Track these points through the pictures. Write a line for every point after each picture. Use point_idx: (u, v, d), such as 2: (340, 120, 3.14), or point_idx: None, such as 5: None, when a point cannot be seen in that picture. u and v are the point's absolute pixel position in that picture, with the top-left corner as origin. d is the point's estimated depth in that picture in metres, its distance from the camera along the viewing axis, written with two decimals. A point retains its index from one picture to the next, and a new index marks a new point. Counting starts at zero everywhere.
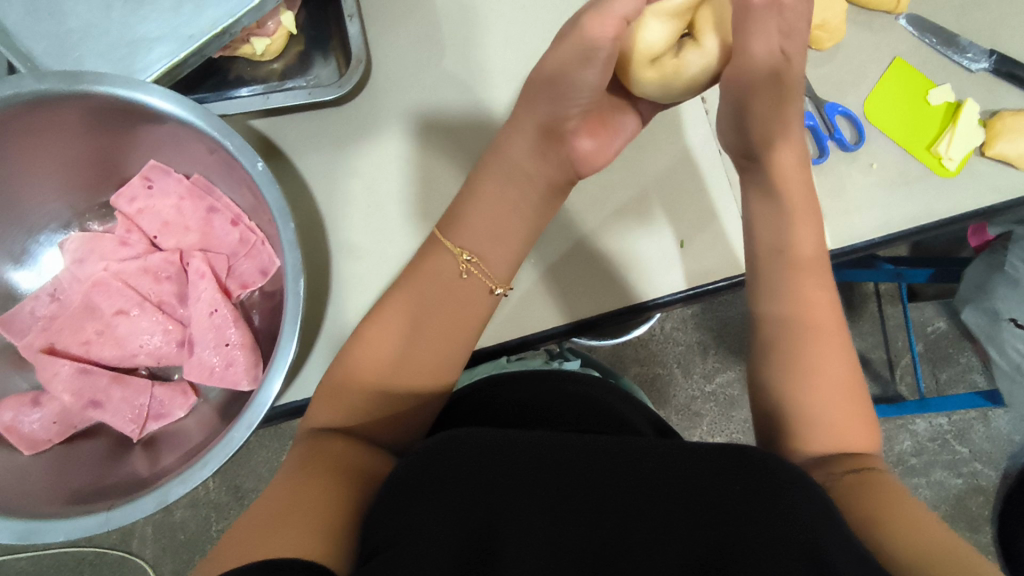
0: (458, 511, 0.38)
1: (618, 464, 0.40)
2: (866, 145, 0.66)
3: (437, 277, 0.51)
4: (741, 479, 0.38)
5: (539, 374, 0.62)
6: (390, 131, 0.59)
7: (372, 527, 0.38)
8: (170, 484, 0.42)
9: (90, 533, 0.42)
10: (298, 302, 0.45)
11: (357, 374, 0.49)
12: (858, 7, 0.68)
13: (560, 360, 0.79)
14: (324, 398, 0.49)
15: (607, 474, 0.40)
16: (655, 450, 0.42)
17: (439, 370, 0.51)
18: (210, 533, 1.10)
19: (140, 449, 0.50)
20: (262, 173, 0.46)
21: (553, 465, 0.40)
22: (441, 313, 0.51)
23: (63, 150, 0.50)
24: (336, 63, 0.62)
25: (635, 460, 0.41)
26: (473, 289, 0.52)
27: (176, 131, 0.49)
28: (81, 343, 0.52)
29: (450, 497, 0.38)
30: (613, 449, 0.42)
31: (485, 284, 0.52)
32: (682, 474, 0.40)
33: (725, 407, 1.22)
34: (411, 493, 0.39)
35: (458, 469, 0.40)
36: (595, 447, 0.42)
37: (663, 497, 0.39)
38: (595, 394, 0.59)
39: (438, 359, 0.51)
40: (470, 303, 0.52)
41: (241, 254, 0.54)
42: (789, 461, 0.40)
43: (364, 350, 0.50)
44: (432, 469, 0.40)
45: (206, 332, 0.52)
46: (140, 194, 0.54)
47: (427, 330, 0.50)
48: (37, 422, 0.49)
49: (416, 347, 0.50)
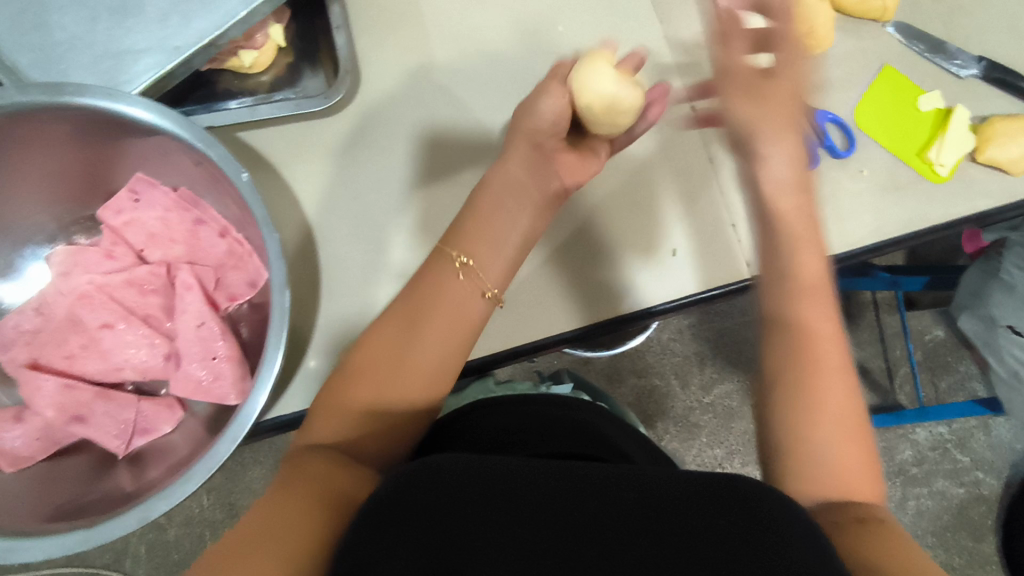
0: (438, 537, 0.37)
1: (602, 491, 0.40)
2: (857, 152, 0.66)
3: (434, 281, 0.50)
4: (726, 513, 0.38)
5: (528, 399, 0.61)
6: (378, 142, 0.59)
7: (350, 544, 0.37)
8: (152, 500, 0.41)
9: (69, 551, 0.40)
10: (283, 313, 0.44)
11: (350, 389, 0.48)
12: (845, 15, 0.69)
13: (552, 384, 0.79)
14: (318, 413, 0.48)
15: (590, 501, 0.40)
16: (641, 481, 0.41)
17: (433, 380, 0.49)
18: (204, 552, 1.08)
19: (125, 465, 0.50)
20: (247, 183, 0.46)
21: (535, 490, 0.40)
22: (438, 316, 0.49)
23: (47, 161, 0.50)
24: (325, 75, 0.62)
25: (618, 488, 0.41)
26: (469, 289, 0.50)
27: (161, 143, 0.48)
28: (64, 357, 0.52)
29: (429, 520, 0.38)
30: (596, 476, 0.42)
31: (480, 287, 0.51)
32: (667, 506, 0.39)
33: (723, 418, 1.22)
34: (391, 514, 0.38)
35: (440, 492, 0.39)
36: (579, 475, 0.42)
37: (646, 524, 0.38)
38: (583, 418, 0.60)
39: (435, 366, 0.49)
40: (462, 307, 0.50)
41: (229, 266, 0.53)
42: (777, 492, 0.40)
43: (361, 363, 0.49)
44: (413, 491, 0.40)
45: (193, 346, 0.51)
46: (126, 206, 0.53)
47: (425, 332, 0.49)
48: (19, 439, 0.48)
49: (411, 354, 0.49)
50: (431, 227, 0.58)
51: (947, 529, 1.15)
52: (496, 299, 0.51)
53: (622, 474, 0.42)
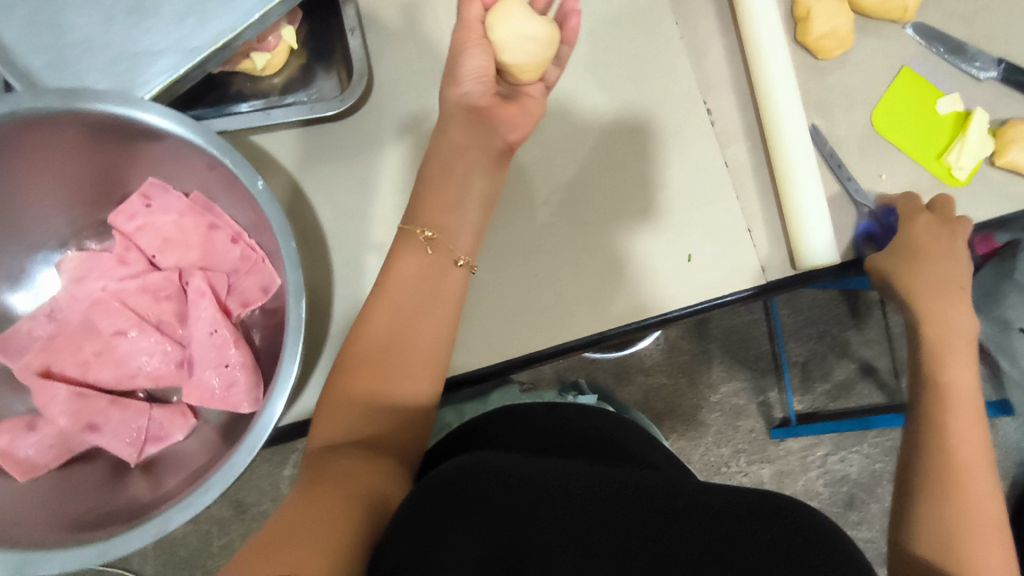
0: (485, 532, 0.37)
1: (645, 500, 0.40)
2: (874, 156, 0.65)
3: (415, 265, 0.51)
4: (776, 527, 0.38)
5: (551, 408, 0.62)
6: (391, 144, 0.58)
7: (390, 546, 0.37)
8: (170, 512, 0.41)
9: (88, 564, 0.40)
10: (300, 322, 0.44)
11: (351, 381, 0.48)
12: (863, 16, 0.68)
13: (574, 393, 0.79)
14: (327, 409, 0.48)
15: (634, 509, 0.39)
16: (685, 490, 0.41)
17: (427, 362, 0.50)
18: (212, 549, 1.08)
19: (140, 473, 0.49)
20: (262, 191, 0.45)
21: (576, 496, 0.40)
22: (419, 297, 0.50)
23: (58, 167, 0.49)
24: (338, 77, 0.61)
25: (664, 498, 0.40)
26: (437, 264, 0.51)
27: (175, 150, 0.48)
28: (79, 364, 0.51)
29: (467, 520, 0.38)
30: (641, 485, 0.41)
31: (449, 257, 0.51)
32: (714, 515, 0.39)
33: (731, 417, 1.21)
34: (431, 516, 0.38)
35: (480, 495, 0.39)
36: (619, 483, 0.41)
37: (691, 531, 0.38)
38: (608, 428, 0.60)
39: (427, 342, 0.50)
40: (440, 279, 0.50)
41: (242, 271, 0.53)
42: (823, 516, 0.40)
43: (354, 356, 0.49)
44: (455, 495, 0.39)
45: (207, 352, 0.51)
46: (139, 211, 0.53)
47: (416, 319, 0.50)
48: (34, 447, 0.48)
49: (399, 339, 0.49)
50: None
51: None
52: (471, 265, 0.52)
53: (663, 485, 0.42)
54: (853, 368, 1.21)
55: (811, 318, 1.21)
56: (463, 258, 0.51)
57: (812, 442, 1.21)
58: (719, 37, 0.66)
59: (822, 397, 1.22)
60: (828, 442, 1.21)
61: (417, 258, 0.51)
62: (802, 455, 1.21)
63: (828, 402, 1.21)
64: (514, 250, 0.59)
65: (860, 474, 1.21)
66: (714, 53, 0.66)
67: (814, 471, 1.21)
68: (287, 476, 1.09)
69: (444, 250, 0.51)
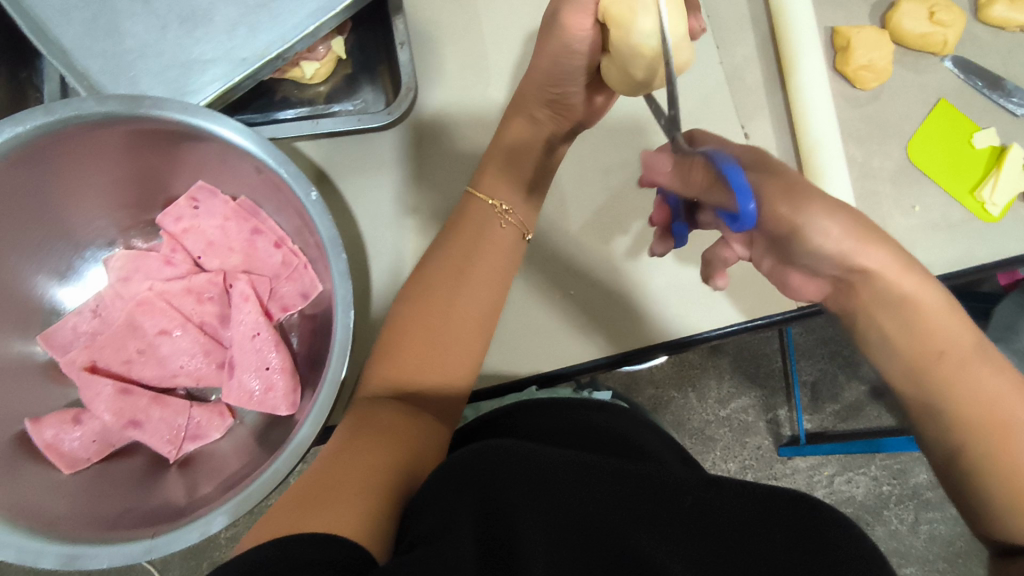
0: (495, 513, 0.39)
1: (651, 491, 0.43)
2: (909, 187, 0.65)
3: (474, 226, 0.54)
4: (782, 530, 0.40)
5: (574, 404, 0.63)
6: (430, 155, 0.59)
7: (412, 519, 0.39)
8: (214, 514, 0.41)
9: (130, 561, 0.41)
10: (345, 336, 0.44)
11: (406, 325, 0.51)
12: (903, 48, 0.68)
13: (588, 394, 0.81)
14: (378, 363, 0.50)
15: (639, 505, 0.42)
16: (689, 484, 0.44)
17: (481, 321, 0.52)
18: (221, 540, 1.09)
19: (176, 472, 0.50)
20: (315, 203, 0.46)
21: (588, 484, 0.42)
22: (482, 261, 0.53)
23: (113, 168, 0.50)
24: (382, 87, 0.62)
25: (672, 494, 0.43)
26: (507, 237, 0.54)
27: (226, 155, 0.49)
28: (122, 361, 0.52)
29: (474, 499, 0.40)
30: (647, 478, 0.44)
31: (517, 233, 0.55)
32: (717, 512, 0.42)
33: (740, 433, 1.21)
34: (447, 490, 0.40)
35: (494, 474, 0.41)
36: (628, 475, 0.44)
37: (691, 534, 0.41)
38: (620, 425, 0.62)
39: (480, 308, 0.52)
40: (505, 250, 0.54)
41: (283, 276, 0.54)
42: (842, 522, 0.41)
43: (411, 310, 0.51)
44: (472, 473, 0.41)
45: (247, 356, 0.52)
46: (186, 214, 0.54)
47: (471, 279, 0.52)
48: (77, 440, 0.49)
49: (459, 293, 0.51)
50: None
51: (957, 555, 1.20)
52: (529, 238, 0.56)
53: (667, 477, 0.45)
54: (863, 391, 1.22)
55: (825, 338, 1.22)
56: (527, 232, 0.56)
57: (820, 462, 1.21)
58: (759, 63, 0.67)
59: (831, 417, 1.22)
60: (836, 462, 1.21)
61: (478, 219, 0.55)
62: (809, 474, 1.21)
63: (837, 422, 1.22)
64: (545, 271, 0.60)
65: (866, 496, 1.21)
66: (754, 79, 0.66)
67: (820, 490, 1.21)
68: None
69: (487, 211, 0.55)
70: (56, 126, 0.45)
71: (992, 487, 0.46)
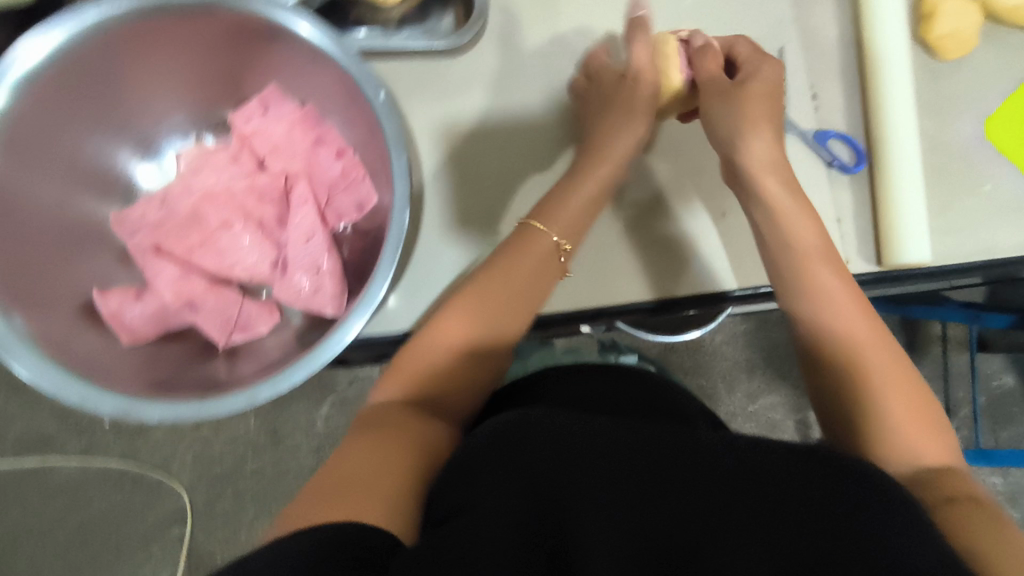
0: (523, 476, 0.37)
1: (701, 454, 0.39)
2: (982, 166, 0.62)
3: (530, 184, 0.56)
4: (835, 484, 0.36)
5: (616, 370, 0.60)
6: (493, 84, 0.60)
7: (439, 494, 0.38)
8: (260, 386, 0.43)
9: (181, 420, 0.43)
10: (399, 234, 0.46)
11: (435, 330, 0.51)
12: (993, 21, 0.65)
13: (613, 357, 0.81)
14: (399, 374, 0.50)
15: (685, 469, 0.38)
16: (744, 443, 0.40)
17: (508, 326, 0.52)
18: (245, 471, 1.14)
19: (224, 358, 0.53)
20: (383, 103, 0.47)
21: (625, 449, 0.39)
22: (510, 266, 0.52)
23: (194, 62, 0.52)
24: (454, 15, 0.63)
25: (725, 456, 0.39)
26: (534, 248, 0.53)
27: (303, 56, 0.50)
28: (185, 248, 0.54)
29: (510, 474, 0.37)
30: (695, 442, 0.40)
31: (547, 245, 0.53)
32: (775, 469, 0.38)
33: (767, 427, 1.19)
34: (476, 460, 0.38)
35: (525, 452, 0.38)
36: (670, 438, 0.40)
37: (746, 498, 0.36)
38: (661, 387, 0.58)
39: (508, 313, 0.52)
40: (531, 255, 0.52)
41: (340, 187, 0.55)
42: (892, 484, 0.37)
43: (441, 322, 0.51)
44: (505, 442, 0.39)
45: (302, 256, 0.54)
46: (255, 115, 0.55)
47: (498, 287, 0.51)
48: (139, 314, 0.51)
49: (488, 300, 0.51)
50: (521, 167, 0.59)
51: None
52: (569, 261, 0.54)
53: (721, 441, 0.40)
54: None
55: None
56: (567, 249, 0.54)
57: None
58: (836, 24, 0.65)
59: None
60: None
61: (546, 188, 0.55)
62: None
63: None
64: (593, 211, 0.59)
65: None
66: (829, 42, 0.65)
67: None
68: (325, 414, 1.14)
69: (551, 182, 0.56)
70: (150, 10, 0.47)
71: (851, 397, 0.49)
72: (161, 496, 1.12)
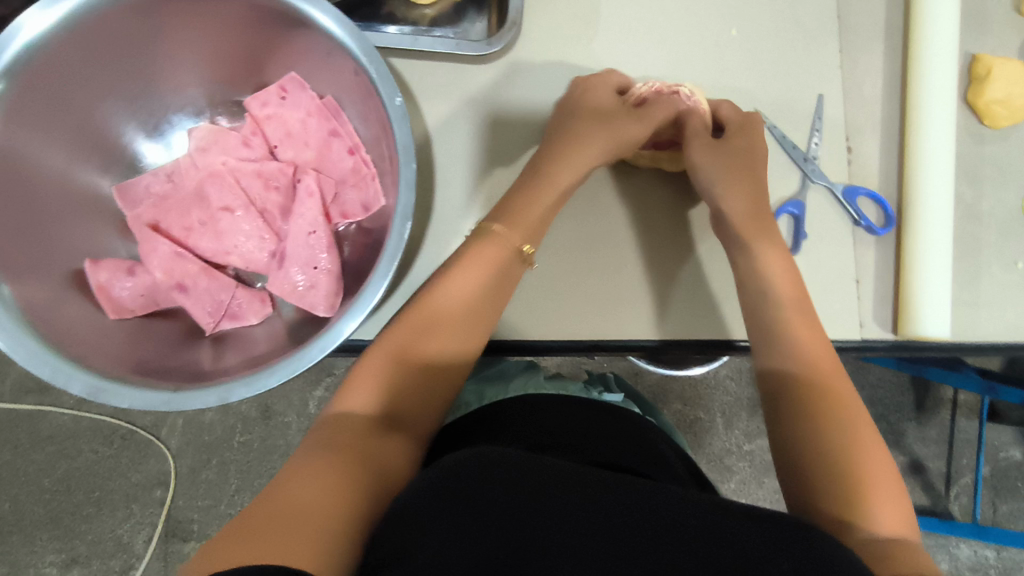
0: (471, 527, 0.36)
1: (654, 516, 0.37)
2: (1016, 242, 0.60)
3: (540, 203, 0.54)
4: (790, 556, 0.34)
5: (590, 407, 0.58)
6: (517, 96, 0.59)
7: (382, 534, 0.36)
8: (235, 385, 0.42)
9: (150, 408, 0.42)
10: (398, 245, 0.44)
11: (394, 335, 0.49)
12: None
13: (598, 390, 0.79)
14: (354, 384, 0.47)
15: (637, 533, 0.36)
16: (698, 504, 0.38)
17: (469, 328, 0.50)
18: (233, 443, 1.13)
19: (210, 343, 0.52)
20: (397, 108, 0.46)
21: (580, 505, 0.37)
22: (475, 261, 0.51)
23: (214, 41, 0.51)
24: (488, 21, 0.62)
25: (677, 517, 0.37)
26: (502, 247, 0.51)
27: (324, 48, 0.49)
28: (183, 228, 0.54)
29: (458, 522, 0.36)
30: (650, 501, 0.38)
31: (512, 244, 0.52)
32: (726, 535, 0.36)
33: (761, 469, 1.16)
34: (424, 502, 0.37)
35: (481, 500, 0.37)
36: (625, 495, 0.38)
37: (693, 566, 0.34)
38: (637, 432, 0.56)
39: (467, 306, 0.50)
40: (500, 253, 0.51)
41: (349, 184, 0.54)
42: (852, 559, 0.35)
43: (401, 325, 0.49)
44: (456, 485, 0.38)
45: (301, 250, 0.52)
46: (272, 101, 0.54)
47: (460, 281, 0.50)
48: (127, 290, 0.51)
49: (449, 297, 0.50)
50: None
51: None
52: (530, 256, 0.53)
53: (674, 499, 0.39)
54: (901, 463, 1.12)
55: (873, 397, 1.13)
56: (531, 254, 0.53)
57: None
58: (881, 76, 0.62)
59: None
60: None
61: (541, 209, 0.53)
62: None
63: None
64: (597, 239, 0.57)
65: None
66: (872, 93, 0.62)
67: None
68: (317, 397, 1.13)
69: (557, 202, 0.54)
70: None
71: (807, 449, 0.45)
72: (145, 457, 1.12)
